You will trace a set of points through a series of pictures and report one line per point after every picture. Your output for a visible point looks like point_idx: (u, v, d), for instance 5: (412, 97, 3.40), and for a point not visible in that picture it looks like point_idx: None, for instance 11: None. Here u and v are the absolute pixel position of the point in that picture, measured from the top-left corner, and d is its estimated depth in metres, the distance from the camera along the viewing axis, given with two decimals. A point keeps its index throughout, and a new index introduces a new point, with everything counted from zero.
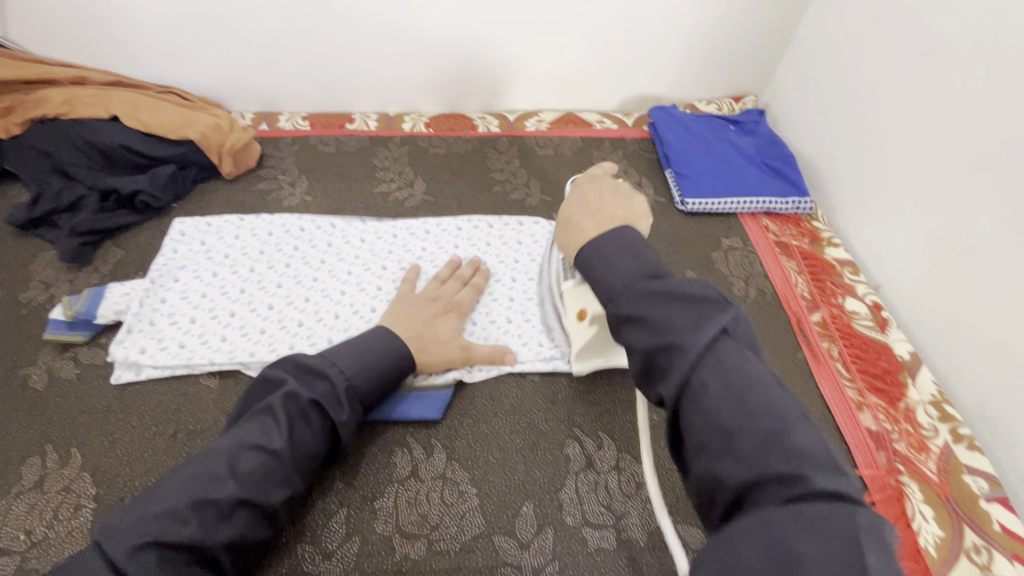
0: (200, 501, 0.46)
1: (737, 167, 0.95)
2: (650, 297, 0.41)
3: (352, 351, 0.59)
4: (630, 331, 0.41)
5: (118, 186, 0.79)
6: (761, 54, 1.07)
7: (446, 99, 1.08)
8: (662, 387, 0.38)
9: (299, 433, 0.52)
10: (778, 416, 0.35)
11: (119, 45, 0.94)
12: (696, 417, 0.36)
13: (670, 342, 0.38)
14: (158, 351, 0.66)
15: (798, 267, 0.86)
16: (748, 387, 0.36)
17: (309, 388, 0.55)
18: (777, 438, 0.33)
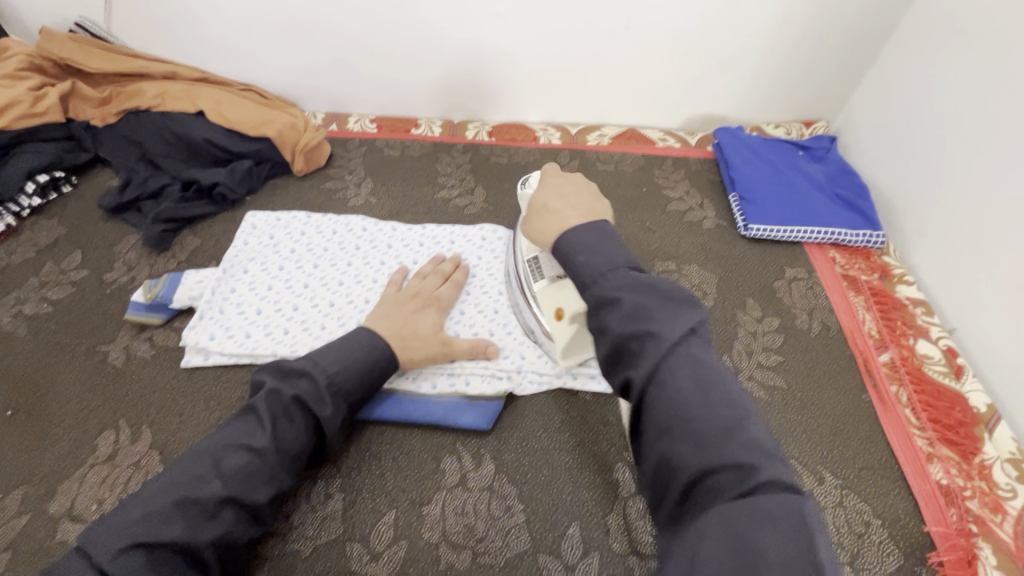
0: (183, 500, 0.47)
1: (806, 195, 0.92)
2: (637, 291, 0.44)
3: (342, 357, 0.58)
4: (606, 314, 0.45)
5: (200, 178, 0.83)
6: (836, 79, 1.04)
7: (509, 109, 1.09)
8: (631, 368, 0.43)
9: (282, 431, 0.53)
10: (731, 413, 0.40)
11: (208, 44, 0.99)
12: (660, 404, 0.41)
13: (646, 331, 0.42)
14: (225, 338, 0.69)
15: (866, 303, 0.82)
16: (703, 387, 0.41)
17: (292, 385, 0.56)
18: (730, 432, 0.39)
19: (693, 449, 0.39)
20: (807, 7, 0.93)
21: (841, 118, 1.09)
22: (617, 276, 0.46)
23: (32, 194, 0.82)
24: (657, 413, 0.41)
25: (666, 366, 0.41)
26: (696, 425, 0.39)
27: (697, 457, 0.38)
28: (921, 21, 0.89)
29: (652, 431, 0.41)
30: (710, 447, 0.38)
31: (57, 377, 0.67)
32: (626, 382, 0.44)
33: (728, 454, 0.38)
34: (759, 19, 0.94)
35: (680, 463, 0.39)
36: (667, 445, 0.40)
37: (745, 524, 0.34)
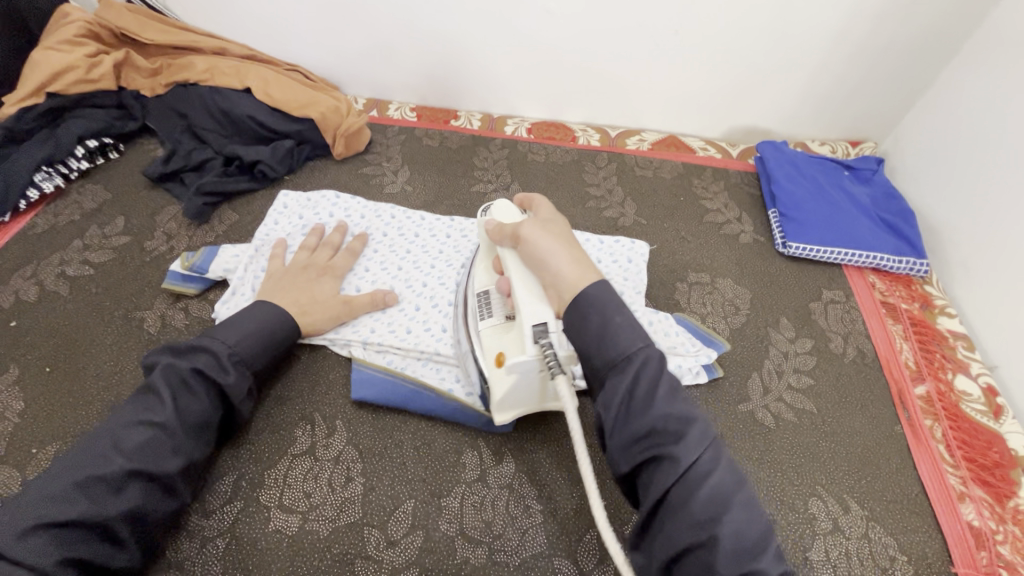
0: (85, 480, 0.46)
1: (850, 216, 0.89)
2: (678, 393, 0.46)
3: (239, 329, 0.59)
4: (654, 404, 0.45)
5: (243, 154, 0.84)
6: (889, 101, 1.01)
7: (551, 106, 1.08)
8: (675, 450, 0.44)
9: (185, 404, 0.53)
10: (750, 510, 0.43)
11: (258, 23, 1.00)
12: (693, 490, 0.42)
13: (686, 422, 0.45)
14: None
15: (904, 332, 0.80)
16: (735, 490, 0.43)
17: (188, 359, 0.55)
18: (753, 535, 0.42)
19: (722, 541, 0.41)
20: (867, 23, 0.90)
21: (889, 140, 1.06)
22: (654, 367, 0.46)
23: (80, 157, 0.84)
24: (694, 502, 0.42)
25: (705, 462, 0.43)
26: (727, 524, 0.41)
27: (720, 549, 0.41)
28: (983, 46, 0.86)
29: (681, 521, 0.42)
30: (740, 544, 0.41)
31: (94, 339, 0.68)
32: (662, 459, 0.44)
33: (744, 550, 0.41)
34: (816, 34, 0.92)
35: (715, 558, 0.40)
36: (703, 542, 0.41)
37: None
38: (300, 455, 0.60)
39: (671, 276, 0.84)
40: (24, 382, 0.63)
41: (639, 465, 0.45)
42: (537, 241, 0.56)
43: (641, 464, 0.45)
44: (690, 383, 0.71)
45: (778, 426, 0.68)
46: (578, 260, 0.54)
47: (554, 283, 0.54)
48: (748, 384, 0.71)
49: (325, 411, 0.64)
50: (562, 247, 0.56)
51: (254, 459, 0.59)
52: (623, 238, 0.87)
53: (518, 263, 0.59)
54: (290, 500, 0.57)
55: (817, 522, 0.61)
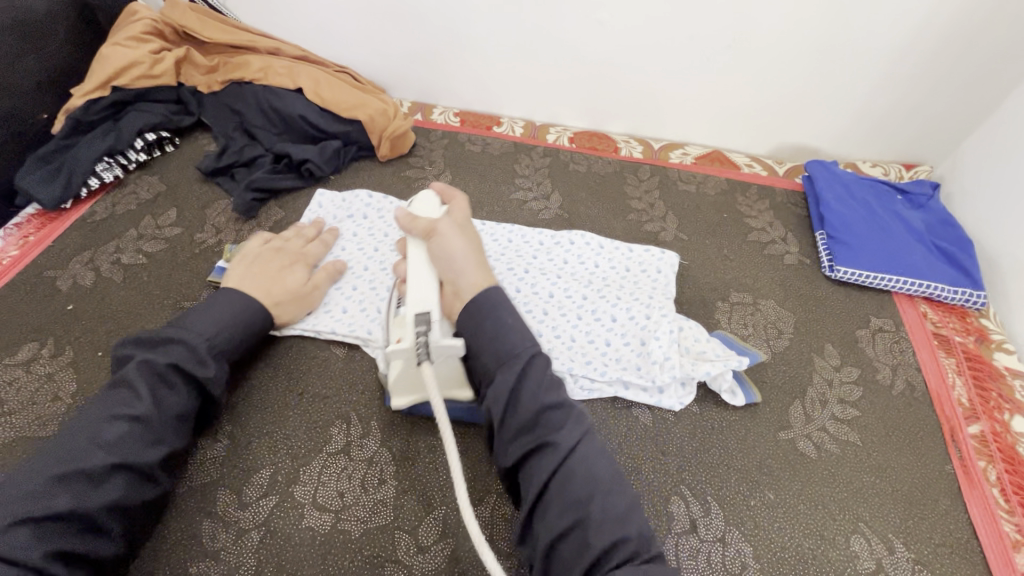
0: (65, 474, 0.47)
1: (902, 242, 0.86)
2: (553, 383, 0.52)
3: (216, 320, 0.60)
4: (529, 388, 0.51)
5: (292, 153, 0.86)
6: (949, 123, 0.97)
7: (594, 116, 1.08)
8: (553, 434, 0.49)
9: (162, 397, 0.53)
10: (619, 485, 0.49)
11: (312, 25, 1.02)
12: (573, 471, 0.48)
13: (561, 407, 0.51)
14: None
15: (957, 367, 0.76)
16: (606, 470, 0.49)
17: (161, 353, 0.55)
18: (625, 512, 0.47)
19: (603, 517, 0.46)
20: (931, 42, 0.87)
21: (946, 165, 1.02)
22: (539, 367, 0.52)
23: (139, 150, 0.87)
24: (574, 485, 0.47)
25: (578, 447, 0.49)
26: (601, 504, 0.47)
27: (600, 525, 0.45)
28: None
29: (559, 506, 0.47)
30: (610, 516, 0.46)
31: (144, 327, 0.70)
32: (544, 447, 0.49)
33: (617, 524, 0.46)
34: (876, 51, 0.89)
35: (590, 533, 0.45)
36: (586, 524, 0.46)
37: None
38: (335, 454, 0.61)
39: (712, 295, 0.82)
40: (78, 364, 0.66)
41: (521, 457, 0.49)
42: (449, 238, 0.60)
43: (524, 455, 0.49)
44: (728, 405, 0.69)
45: (820, 458, 0.66)
46: (473, 255, 0.60)
47: (457, 279, 0.58)
48: (789, 412, 0.69)
49: (361, 411, 0.64)
50: (468, 244, 0.61)
51: (291, 454, 0.60)
52: (655, 248, 0.86)
53: (424, 256, 0.61)
54: (324, 498, 0.57)
55: (859, 561, 0.59)
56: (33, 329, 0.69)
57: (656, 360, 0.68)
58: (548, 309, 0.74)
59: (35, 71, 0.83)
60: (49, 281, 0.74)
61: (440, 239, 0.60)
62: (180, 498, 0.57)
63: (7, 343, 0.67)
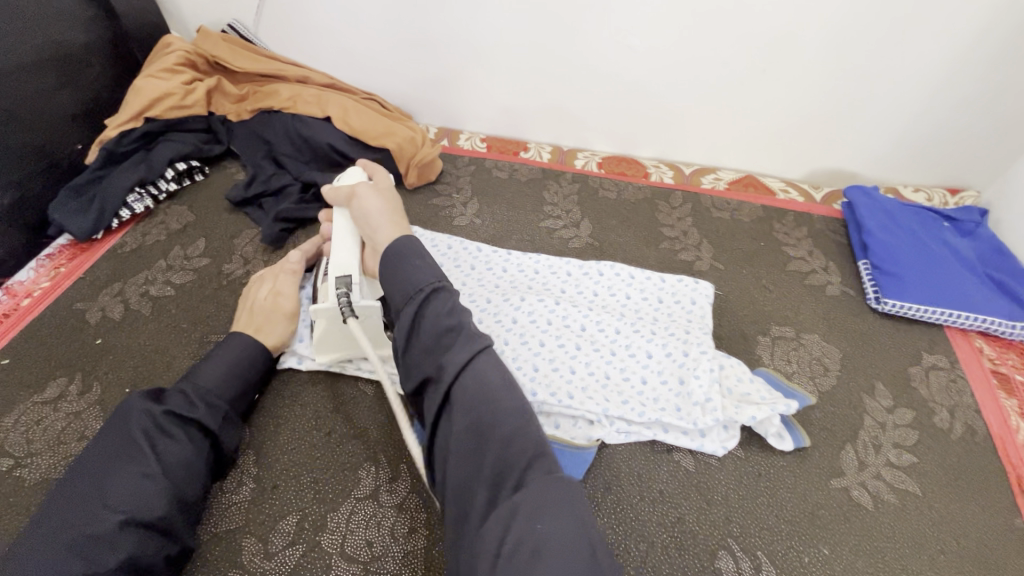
0: (78, 537, 0.46)
1: (953, 273, 0.82)
2: (457, 310, 0.54)
3: (208, 367, 0.61)
4: (426, 316, 0.53)
5: (320, 182, 0.86)
6: (998, 146, 0.93)
7: (622, 141, 1.06)
8: (448, 358, 0.50)
9: (164, 448, 0.53)
10: (517, 401, 0.48)
11: (340, 53, 1.03)
12: (466, 391, 0.48)
13: (457, 329, 0.52)
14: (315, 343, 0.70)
15: (1021, 409, 0.71)
16: (502, 386, 0.49)
17: (157, 404, 0.55)
18: (521, 431, 0.46)
19: (472, 401, 0.47)
20: (978, 64, 0.84)
21: (994, 189, 0.97)
22: (441, 298, 0.54)
23: (169, 180, 0.87)
24: (467, 401, 0.47)
25: (476, 366, 0.49)
26: (496, 424, 0.46)
27: (494, 443, 0.45)
28: None
29: (452, 428, 0.47)
30: (505, 437, 0.45)
31: (172, 361, 0.69)
32: (439, 371, 0.50)
33: (506, 436, 0.45)
34: (919, 74, 0.86)
35: (479, 453, 0.45)
36: (480, 436, 0.46)
37: (536, 509, 0.40)
38: (363, 499, 0.58)
39: (751, 328, 0.78)
40: (105, 401, 0.65)
41: (423, 384, 0.51)
42: (365, 199, 0.65)
43: (424, 383, 0.51)
44: (774, 449, 0.65)
45: (877, 509, 0.61)
46: (387, 213, 0.64)
47: (372, 234, 0.63)
48: (841, 458, 0.65)
49: (391, 453, 0.62)
50: (381, 200, 0.65)
51: (318, 499, 0.58)
52: (690, 278, 0.83)
53: (347, 220, 0.68)
54: (353, 547, 0.55)
55: None
56: (62, 363, 0.68)
57: (697, 401, 0.64)
58: (580, 343, 0.70)
59: (71, 104, 0.84)
60: (79, 314, 0.73)
61: (358, 202, 0.65)
62: (207, 547, 0.55)
63: (35, 378, 0.66)
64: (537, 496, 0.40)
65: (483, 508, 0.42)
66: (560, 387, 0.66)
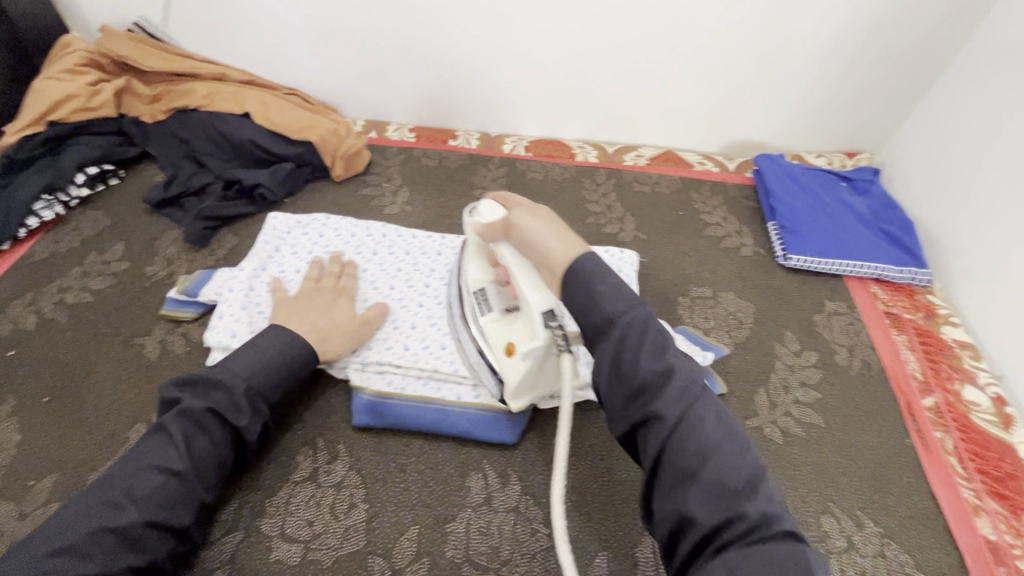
0: (97, 529, 0.45)
1: (849, 227, 0.90)
2: (662, 348, 0.44)
3: (251, 360, 0.57)
4: (636, 355, 0.44)
5: (243, 178, 0.85)
6: (884, 112, 1.02)
7: (547, 124, 1.09)
8: (658, 403, 0.42)
9: (197, 447, 0.51)
10: (746, 457, 0.40)
11: (256, 48, 1.01)
12: (685, 445, 0.40)
13: (670, 366, 0.42)
14: (247, 334, 0.69)
15: (909, 343, 0.79)
16: (725, 437, 0.40)
17: (203, 398, 0.53)
18: (746, 487, 0.38)
19: (693, 453, 0.39)
20: (860, 35, 0.91)
21: (884, 151, 1.07)
22: (641, 329, 0.45)
23: (80, 185, 0.84)
24: (686, 454, 0.40)
25: (693, 411, 0.41)
26: (712, 474, 0.38)
27: (719, 499, 0.38)
28: (976, 56, 0.88)
29: (669, 479, 0.40)
30: (727, 490, 0.38)
31: (93, 367, 0.67)
32: (650, 417, 0.42)
33: (739, 496, 0.37)
34: (810, 47, 0.93)
35: (690, 507, 0.38)
36: (701, 491, 0.38)
37: (760, 575, 0.34)
38: (301, 482, 0.59)
39: (672, 291, 0.83)
40: (22, 413, 0.63)
41: (631, 427, 0.43)
42: (526, 223, 0.54)
43: (633, 428, 0.43)
44: None
45: (786, 443, 0.67)
46: (562, 237, 0.52)
47: (543, 258, 0.52)
48: (754, 400, 0.71)
49: (327, 436, 0.63)
50: (554, 226, 0.54)
51: (254, 487, 0.59)
52: (616, 249, 0.87)
53: (514, 253, 0.58)
54: (293, 528, 0.56)
55: (830, 540, 0.60)
56: None
57: None
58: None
59: None
60: None
61: (526, 226, 0.54)
62: None
63: None
64: (767, 569, 0.34)
65: (705, 563, 0.36)
66: None
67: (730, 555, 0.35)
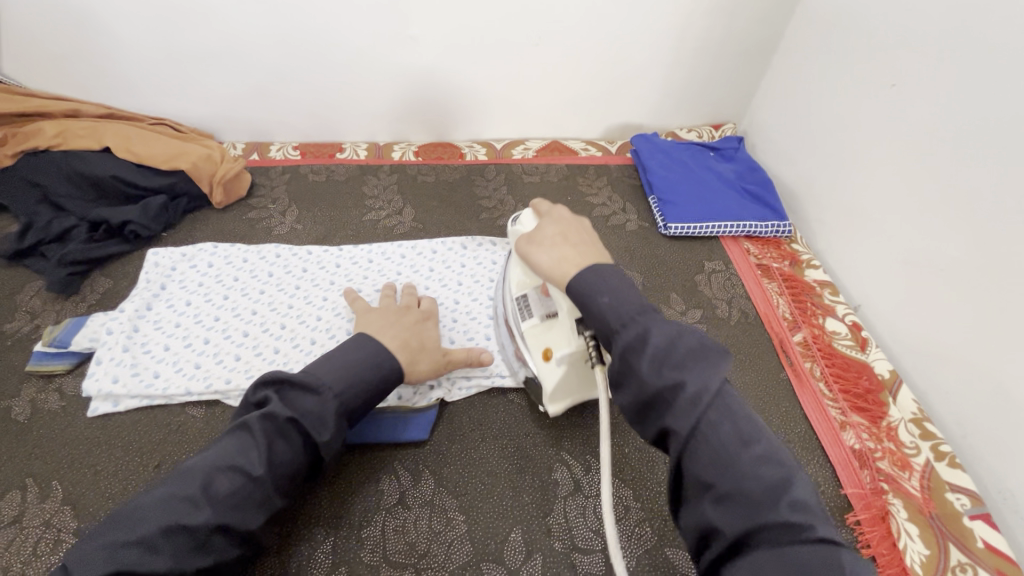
0: (171, 527, 0.43)
1: (717, 192, 0.98)
2: (674, 358, 0.43)
3: (337, 367, 0.55)
4: (640, 361, 0.44)
5: (108, 217, 0.80)
6: (738, 84, 1.12)
7: (434, 129, 1.11)
8: (671, 418, 0.42)
9: (278, 453, 0.49)
10: (770, 461, 0.40)
11: (112, 80, 0.96)
12: (700, 456, 0.40)
13: (678, 379, 0.42)
14: (131, 379, 0.66)
15: (778, 288, 0.88)
16: (745, 444, 0.40)
17: (290, 404, 0.51)
18: (773, 489, 0.38)
19: (711, 467, 0.40)
20: (703, 17, 0.99)
21: (745, 119, 1.17)
22: (644, 335, 0.45)
23: None
24: (707, 468, 0.40)
25: (706, 421, 0.41)
26: (737, 476, 0.39)
27: (746, 510, 0.38)
28: (803, 26, 0.98)
29: (693, 488, 0.41)
30: (754, 501, 0.38)
31: None
32: (665, 428, 0.42)
33: (765, 509, 0.37)
34: (662, 32, 1.01)
35: (715, 518, 0.39)
36: (725, 500, 0.39)
37: None
38: None
39: None
40: None
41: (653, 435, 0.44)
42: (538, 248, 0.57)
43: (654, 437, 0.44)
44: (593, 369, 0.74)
45: None
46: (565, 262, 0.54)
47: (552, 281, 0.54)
48: None
49: None
50: (561, 250, 0.55)
51: None
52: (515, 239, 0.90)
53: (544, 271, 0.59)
54: None
55: None
56: None
57: None
58: None
59: None
60: None
61: (535, 248, 0.57)
62: None
63: None
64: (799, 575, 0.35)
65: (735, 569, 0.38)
66: None
67: (755, 566, 0.36)
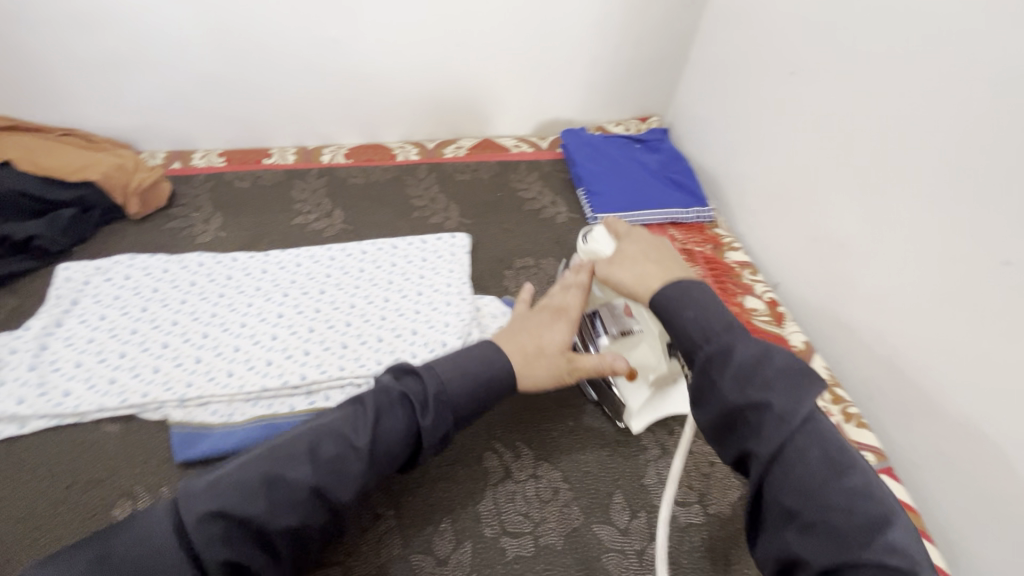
0: (274, 478, 0.44)
1: (642, 182, 1.02)
2: (755, 380, 0.42)
3: (454, 362, 0.54)
4: (722, 381, 0.43)
5: (11, 232, 0.76)
6: (661, 77, 1.16)
7: (365, 130, 1.10)
8: (755, 441, 0.41)
9: (385, 427, 0.48)
10: (863, 491, 0.38)
11: (12, 91, 0.91)
12: (787, 485, 0.39)
13: (763, 401, 0.41)
14: (38, 399, 0.64)
15: (701, 271, 0.92)
16: (833, 473, 0.39)
17: (401, 383, 0.52)
18: (870, 524, 0.36)
19: (795, 495, 0.39)
20: (619, 14, 1.03)
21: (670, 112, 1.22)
22: (735, 347, 0.44)
23: None
24: (793, 499, 0.39)
25: (794, 445, 0.40)
26: (828, 510, 0.37)
27: (834, 545, 0.36)
28: (715, 21, 1.03)
29: (775, 515, 0.40)
30: (844, 533, 0.36)
31: None
32: (748, 454, 0.42)
33: (858, 547, 0.36)
34: (582, 29, 1.04)
35: (801, 548, 0.38)
36: (812, 531, 0.37)
37: None
38: None
39: (500, 266, 0.89)
40: None
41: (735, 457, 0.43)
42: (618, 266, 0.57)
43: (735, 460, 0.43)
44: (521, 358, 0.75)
45: None
46: (646, 276, 0.54)
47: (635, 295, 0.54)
48: None
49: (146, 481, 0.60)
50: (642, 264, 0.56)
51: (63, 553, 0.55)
52: (448, 236, 0.91)
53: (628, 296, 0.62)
54: None
55: (648, 453, 0.67)
56: None
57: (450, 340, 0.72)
58: (351, 320, 0.75)
59: None
60: None
61: (616, 266, 0.57)
62: None
63: None
64: None
65: None
66: (330, 363, 0.69)
67: None
